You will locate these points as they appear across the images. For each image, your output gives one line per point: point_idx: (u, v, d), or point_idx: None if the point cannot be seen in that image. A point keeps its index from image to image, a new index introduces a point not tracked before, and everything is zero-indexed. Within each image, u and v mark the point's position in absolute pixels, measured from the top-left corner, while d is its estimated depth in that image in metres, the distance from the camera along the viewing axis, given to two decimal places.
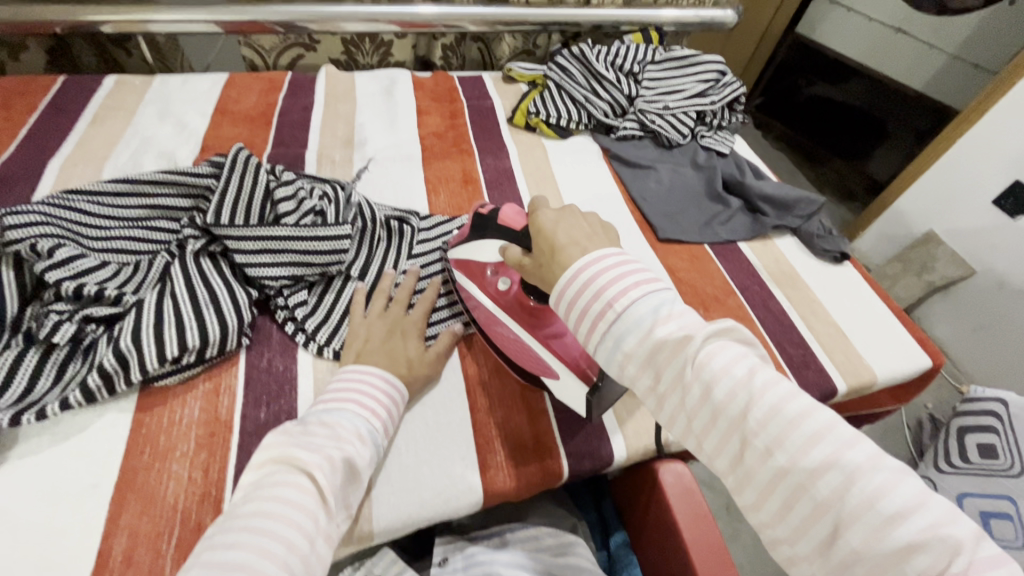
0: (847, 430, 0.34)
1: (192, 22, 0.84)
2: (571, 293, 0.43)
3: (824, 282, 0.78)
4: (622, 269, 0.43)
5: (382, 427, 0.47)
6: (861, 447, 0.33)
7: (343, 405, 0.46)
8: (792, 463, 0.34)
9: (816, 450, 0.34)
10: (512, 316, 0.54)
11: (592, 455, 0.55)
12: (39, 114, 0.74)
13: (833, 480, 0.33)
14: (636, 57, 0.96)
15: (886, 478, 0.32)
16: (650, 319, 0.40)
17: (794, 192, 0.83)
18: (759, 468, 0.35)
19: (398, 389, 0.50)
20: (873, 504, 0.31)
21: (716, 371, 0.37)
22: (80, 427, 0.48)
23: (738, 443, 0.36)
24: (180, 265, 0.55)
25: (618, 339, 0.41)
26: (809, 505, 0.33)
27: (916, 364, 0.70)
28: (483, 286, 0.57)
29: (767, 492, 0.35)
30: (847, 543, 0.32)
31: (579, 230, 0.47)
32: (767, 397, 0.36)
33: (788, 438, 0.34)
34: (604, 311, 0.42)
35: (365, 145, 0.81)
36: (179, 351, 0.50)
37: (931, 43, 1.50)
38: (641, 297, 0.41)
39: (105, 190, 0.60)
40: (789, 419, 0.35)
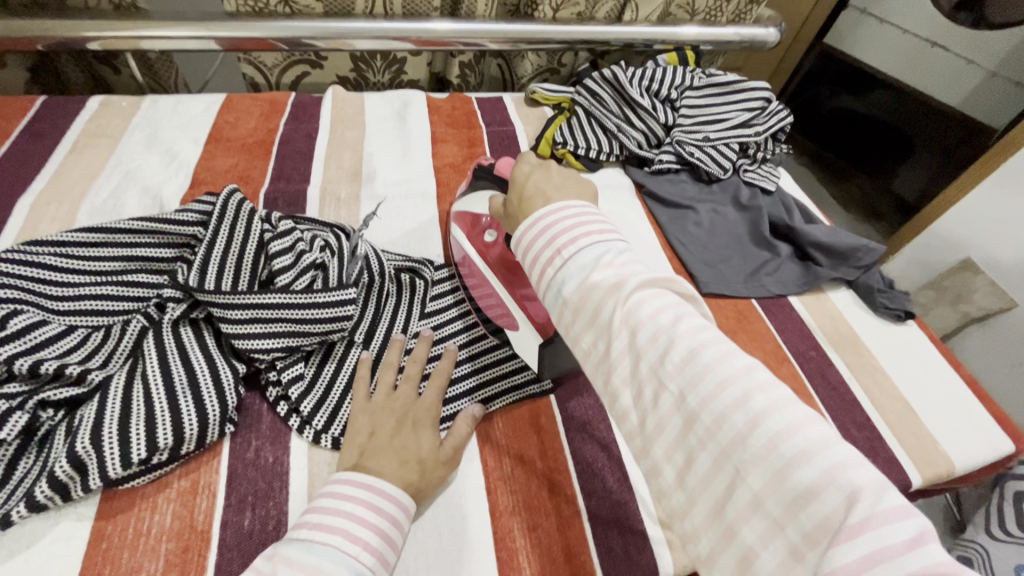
0: (765, 377, 0.31)
1: (187, 39, 0.76)
2: (528, 238, 0.43)
3: (886, 345, 0.69)
4: (578, 217, 0.42)
5: (378, 562, 0.37)
6: (774, 392, 0.31)
7: (328, 539, 0.36)
8: (703, 407, 0.31)
9: (729, 395, 0.31)
10: (490, 267, 0.58)
11: (635, 573, 0.46)
12: (12, 141, 0.67)
13: (743, 423, 0.30)
14: (673, 82, 0.88)
15: (792, 419, 0.29)
16: (591, 264, 0.38)
17: (852, 240, 0.74)
18: (671, 415, 0.32)
19: (402, 505, 0.41)
20: (776, 447, 0.29)
21: (642, 316, 0.35)
22: (27, 542, 0.40)
23: (654, 390, 0.33)
24: (156, 338, 0.47)
25: (558, 284, 0.39)
26: (715, 452, 0.30)
27: (998, 450, 0.61)
28: (473, 237, 0.62)
29: (676, 441, 0.32)
30: (749, 489, 0.29)
31: (551, 181, 0.48)
32: (688, 341, 0.33)
33: (703, 382, 0.32)
34: (552, 258, 0.40)
35: (373, 180, 0.73)
36: (147, 452, 0.42)
37: (971, 59, 1.42)
38: (589, 245, 0.39)
39: (73, 240, 0.51)
40: (705, 363, 0.32)
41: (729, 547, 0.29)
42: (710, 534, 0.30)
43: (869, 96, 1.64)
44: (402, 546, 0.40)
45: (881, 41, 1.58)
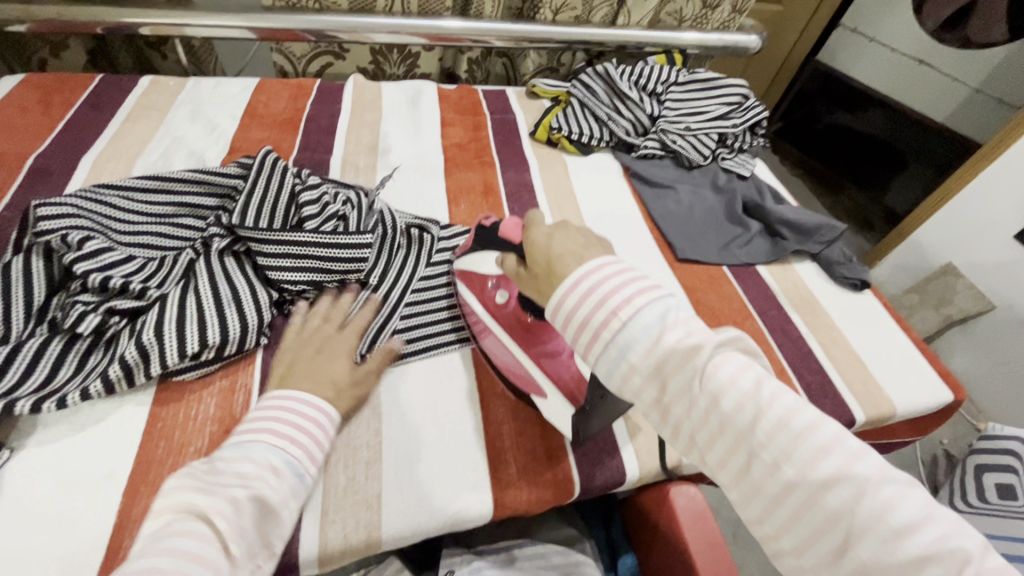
0: (855, 442, 0.34)
1: (228, 28, 0.86)
2: (569, 303, 0.43)
3: (844, 309, 0.76)
4: (620, 274, 0.43)
5: (306, 455, 0.44)
6: (869, 459, 0.33)
7: (256, 437, 0.43)
8: (801, 476, 0.34)
9: (826, 463, 0.33)
10: (510, 332, 0.56)
11: (604, 471, 0.54)
12: (75, 110, 0.76)
13: (844, 492, 0.32)
14: (660, 78, 0.97)
15: (893, 489, 0.32)
16: (657, 325, 0.40)
17: (816, 217, 0.82)
18: (767, 481, 0.35)
19: (325, 413, 0.48)
20: (884, 516, 0.31)
21: (724, 384, 0.37)
22: (97, 418, 0.49)
23: (746, 454, 0.36)
24: (206, 262, 0.56)
25: (621, 350, 0.40)
26: (819, 519, 0.33)
27: (938, 398, 0.68)
28: (481, 297, 0.58)
29: (774, 505, 0.34)
30: (856, 555, 0.31)
31: (574, 242, 0.47)
32: (775, 409, 0.36)
33: (796, 451, 0.34)
34: (607, 320, 0.41)
35: (388, 154, 0.82)
36: (199, 347, 0.50)
37: (956, 77, 1.47)
38: (646, 304, 0.41)
39: (134, 186, 0.61)
40: (797, 432, 0.35)
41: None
42: None
43: (864, 113, 1.71)
44: (325, 444, 0.47)
45: (871, 60, 1.66)
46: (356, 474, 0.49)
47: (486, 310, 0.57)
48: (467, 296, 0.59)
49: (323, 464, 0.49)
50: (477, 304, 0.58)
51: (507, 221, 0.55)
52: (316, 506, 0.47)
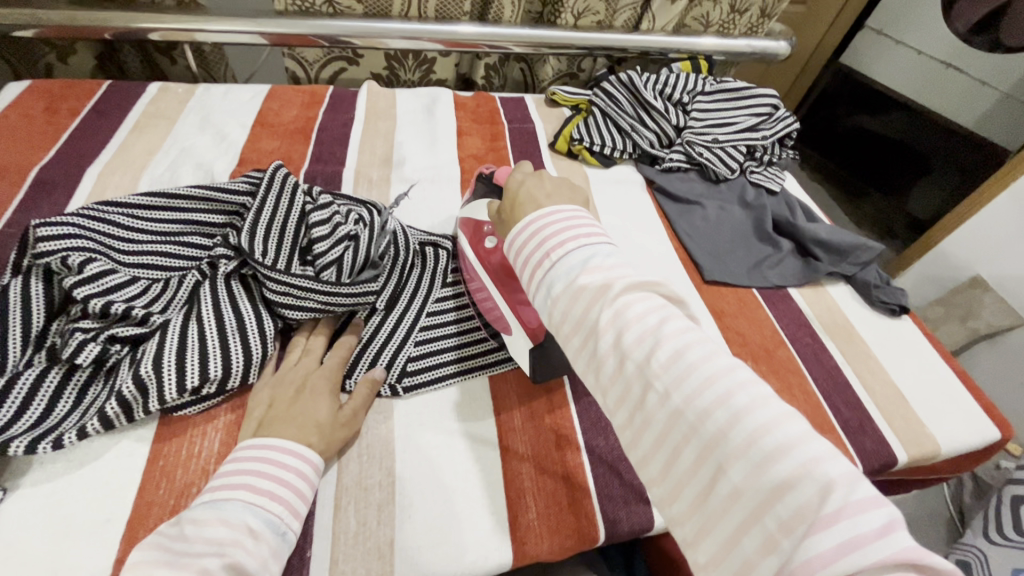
0: (745, 374, 0.33)
1: (239, 33, 0.84)
2: (520, 240, 0.44)
3: (882, 336, 0.72)
4: (565, 219, 0.43)
5: (287, 510, 0.41)
6: (756, 390, 0.32)
7: (233, 494, 0.39)
8: (686, 404, 0.32)
9: (710, 392, 0.32)
10: (491, 275, 0.58)
11: (631, 518, 0.50)
12: (81, 118, 0.74)
13: (724, 419, 0.31)
14: (686, 87, 0.93)
15: (773, 417, 0.30)
16: (579, 265, 0.39)
17: (851, 238, 0.78)
18: (657, 412, 0.33)
19: (308, 462, 0.44)
20: (756, 442, 0.30)
21: (629, 318, 0.36)
22: (96, 454, 0.46)
23: (640, 389, 0.34)
24: (211, 287, 0.53)
25: (548, 285, 0.40)
26: (698, 447, 0.32)
27: (984, 435, 0.64)
28: (474, 244, 0.62)
29: (661, 437, 0.33)
30: (730, 483, 0.30)
31: (543, 188, 0.49)
32: (673, 342, 0.34)
33: (686, 381, 0.33)
34: (542, 259, 0.42)
35: (403, 166, 0.79)
36: (199, 381, 0.47)
37: (986, 80, 1.43)
38: (577, 247, 0.41)
39: (140, 204, 0.58)
40: (688, 363, 0.33)
41: (709, 532, 0.31)
42: (694, 518, 0.32)
43: (886, 116, 1.63)
44: (309, 496, 0.43)
45: (894, 64, 1.60)
46: (368, 519, 0.46)
47: (476, 256, 0.61)
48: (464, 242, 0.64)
49: (332, 508, 0.46)
50: (469, 250, 0.62)
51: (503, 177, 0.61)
52: (324, 555, 0.44)
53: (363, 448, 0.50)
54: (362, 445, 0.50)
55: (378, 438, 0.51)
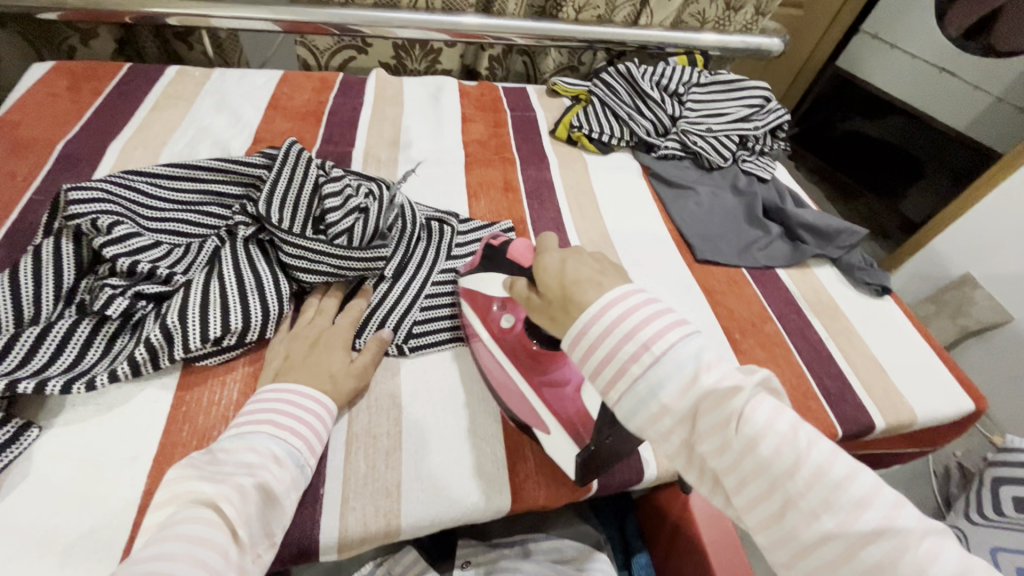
0: (889, 490, 0.33)
1: (254, 20, 0.87)
2: (593, 332, 0.39)
3: (865, 315, 0.76)
4: (647, 305, 0.39)
5: (306, 446, 0.46)
6: (905, 509, 0.32)
7: (258, 427, 0.44)
8: (840, 526, 0.32)
9: (866, 514, 0.32)
10: (511, 359, 0.53)
11: (622, 468, 0.53)
12: (103, 97, 0.78)
13: (886, 547, 0.31)
14: (682, 79, 0.97)
15: (927, 541, 0.31)
16: (691, 365, 0.36)
17: (837, 222, 0.81)
18: (803, 530, 0.33)
19: (325, 406, 0.49)
20: (917, 567, 0.30)
21: (762, 428, 0.34)
22: (124, 400, 0.49)
23: (781, 500, 0.34)
24: (231, 249, 0.56)
25: (650, 389, 0.37)
26: (854, 570, 0.31)
27: (959, 406, 0.67)
28: (486, 320, 0.55)
29: (806, 554, 0.33)
30: None
31: (589, 266, 0.43)
32: (813, 456, 0.34)
33: (835, 500, 0.32)
34: (637, 354, 0.37)
35: (410, 148, 0.82)
36: (221, 332, 0.51)
37: (978, 85, 1.43)
38: (679, 341, 0.37)
39: (162, 173, 0.61)
40: (835, 481, 0.33)
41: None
42: None
43: (885, 120, 1.68)
44: (324, 436, 0.48)
45: (889, 67, 1.62)
46: (377, 462, 0.49)
47: (490, 335, 0.55)
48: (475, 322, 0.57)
49: (344, 452, 0.50)
50: (479, 325, 0.56)
51: (517, 243, 0.53)
52: (337, 492, 0.47)
53: (372, 400, 0.54)
54: (371, 398, 0.54)
55: (386, 392, 0.55)
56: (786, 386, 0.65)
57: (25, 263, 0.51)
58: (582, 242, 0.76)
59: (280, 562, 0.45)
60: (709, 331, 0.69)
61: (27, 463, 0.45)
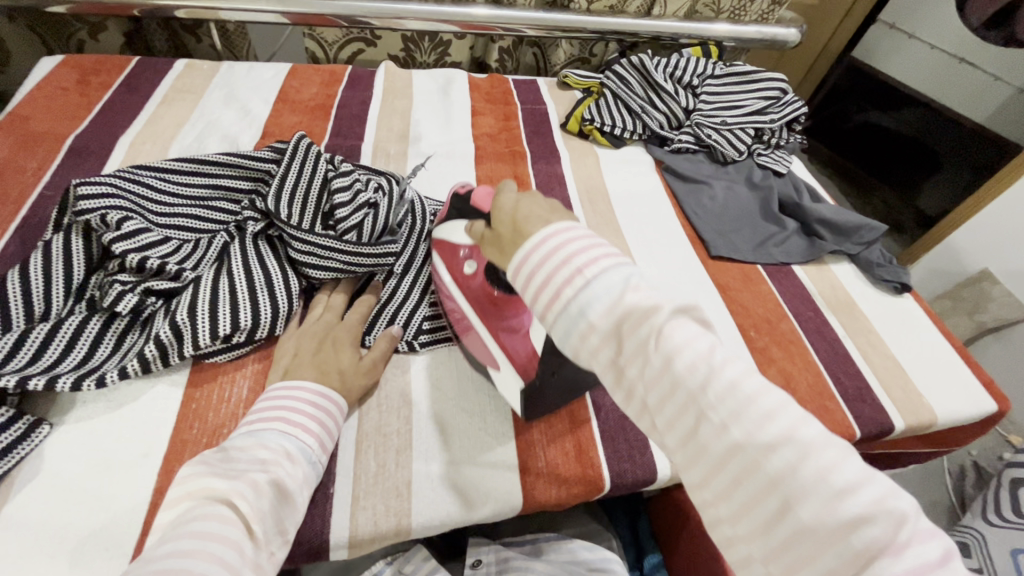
0: (798, 406, 0.31)
1: (262, 12, 0.86)
2: (534, 260, 0.38)
3: (883, 312, 0.74)
4: (589, 236, 0.38)
5: (318, 443, 0.45)
6: (813, 423, 0.30)
7: (269, 425, 0.44)
8: (748, 438, 0.30)
9: (772, 425, 0.30)
10: (473, 304, 0.54)
11: (635, 468, 0.52)
12: (112, 91, 0.77)
13: (787, 455, 0.29)
14: (696, 70, 0.95)
15: (836, 453, 0.29)
16: (620, 287, 0.35)
17: (856, 217, 0.79)
18: (712, 443, 0.31)
19: (335, 402, 0.48)
20: (825, 478, 0.29)
21: (678, 345, 0.33)
22: (133, 397, 0.49)
23: (694, 416, 0.32)
24: (240, 245, 0.56)
25: (581, 308, 0.35)
26: (761, 480, 0.30)
27: (981, 407, 0.66)
28: (452, 266, 0.55)
29: (716, 468, 0.31)
30: (797, 518, 0.29)
31: (541, 206, 0.43)
32: (727, 372, 0.32)
33: (744, 413, 0.31)
34: (570, 278, 0.36)
35: (419, 142, 0.81)
36: (230, 329, 0.50)
37: (999, 76, 1.41)
38: (612, 267, 0.36)
39: (172, 168, 0.61)
40: (746, 395, 0.31)
41: (772, 568, 0.29)
42: (755, 545, 0.30)
43: (898, 112, 1.63)
44: (335, 432, 0.48)
45: (907, 58, 1.60)
46: (387, 462, 0.49)
47: (454, 280, 0.55)
48: (440, 265, 0.57)
49: (354, 451, 0.49)
50: (443, 268, 0.56)
51: (479, 191, 0.53)
52: (347, 492, 0.47)
53: (382, 398, 0.53)
54: (381, 396, 0.53)
55: (397, 390, 0.54)
56: (803, 386, 0.64)
57: (35, 259, 0.51)
58: None
59: (290, 561, 0.45)
60: (723, 329, 0.68)
61: (39, 460, 0.45)
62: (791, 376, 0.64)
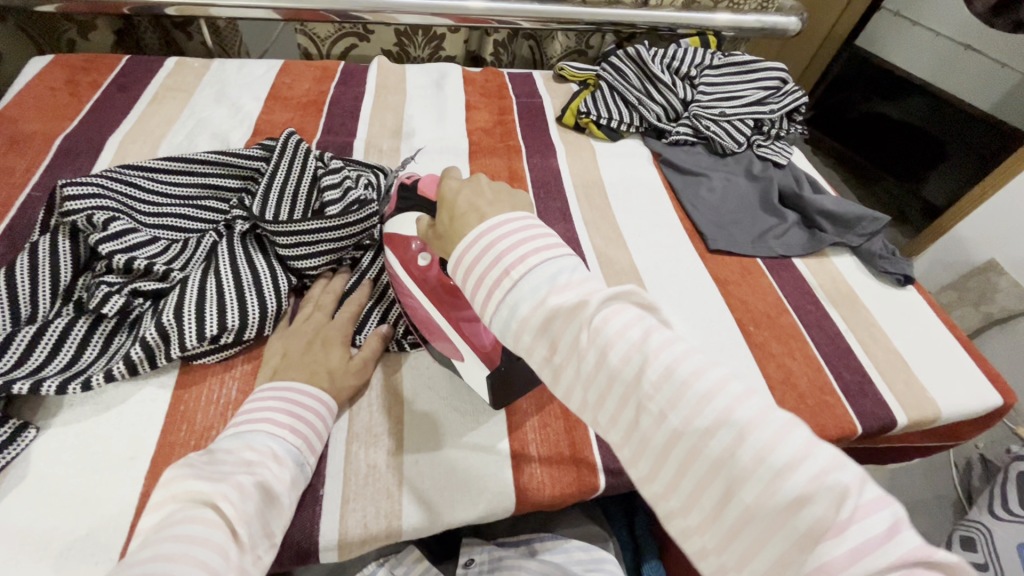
0: (740, 384, 0.29)
1: (253, 8, 0.85)
2: (470, 258, 0.38)
3: (885, 305, 0.72)
4: (522, 232, 0.37)
5: (306, 444, 0.45)
6: (755, 401, 0.29)
7: (256, 426, 0.43)
8: (685, 425, 0.29)
9: (710, 408, 0.29)
10: (429, 295, 0.51)
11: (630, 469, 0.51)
12: (103, 90, 0.77)
13: (727, 437, 0.28)
14: (694, 61, 0.93)
15: (777, 427, 0.27)
16: (546, 287, 0.34)
17: (856, 209, 0.78)
18: (653, 433, 0.30)
19: (324, 403, 0.48)
20: (765, 459, 0.27)
21: (609, 334, 0.32)
22: (121, 399, 0.49)
23: (634, 408, 0.31)
24: (228, 245, 0.55)
25: (511, 308, 0.35)
26: (704, 467, 0.28)
27: (986, 401, 0.64)
28: (404, 258, 0.52)
29: (661, 461, 0.30)
30: (741, 502, 0.27)
31: (482, 197, 0.41)
32: (662, 356, 0.31)
33: (682, 398, 0.29)
34: (500, 278, 0.36)
35: (412, 137, 0.80)
36: (217, 330, 0.50)
37: (1005, 63, 1.39)
38: (540, 263, 0.35)
39: (159, 167, 0.60)
40: (682, 379, 0.30)
41: (728, 557, 0.28)
42: (707, 533, 0.29)
43: (906, 101, 1.58)
44: (324, 433, 0.47)
45: (912, 44, 1.57)
46: (378, 462, 0.48)
47: (408, 274, 0.52)
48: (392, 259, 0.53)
49: (344, 452, 0.48)
50: (399, 267, 0.53)
51: (426, 178, 0.50)
52: (336, 494, 0.46)
53: (373, 398, 0.52)
54: (372, 395, 0.53)
55: (388, 389, 0.53)
56: (804, 381, 0.62)
57: (21, 261, 0.50)
58: (589, 233, 0.73)
59: (279, 564, 0.44)
60: (722, 324, 0.66)
61: (24, 465, 0.44)
62: (791, 372, 0.63)
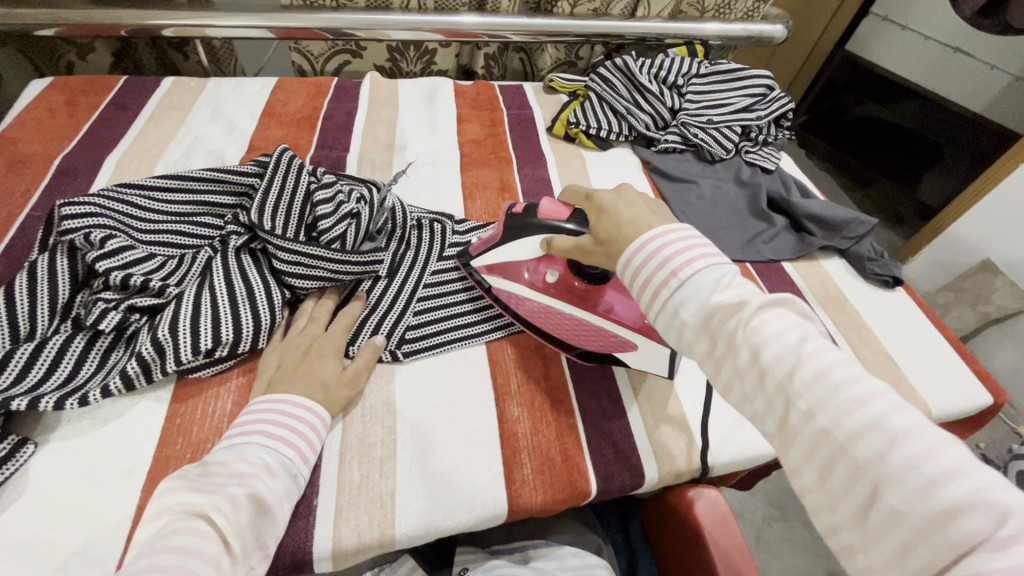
0: (898, 396, 0.31)
1: (247, 28, 0.87)
2: (636, 262, 0.43)
3: (875, 307, 0.73)
4: (688, 240, 0.42)
5: (299, 456, 0.45)
6: (913, 413, 0.30)
7: (249, 439, 0.44)
8: (832, 424, 0.31)
9: (862, 412, 0.31)
10: (563, 300, 0.56)
11: (621, 476, 0.52)
12: (100, 111, 0.78)
13: (876, 441, 0.30)
14: (681, 70, 0.94)
15: (934, 441, 0.29)
16: (710, 288, 0.39)
17: (844, 212, 0.79)
18: (801, 429, 0.33)
19: (318, 415, 0.48)
20: (918, 466, 0.28)
21: (765, 336, 0.35)
22: (117, 414, 0.50)
23: (783, 404, 0.34)
24: (222, 259, 0.56)
25: (675, 307, 0.40)
26: (849, 466, 0.30)
27: (976, 401, 0.65)
28: (529, 278, 0.58)
29: (808, 456, 0.32)
30: (887, 505, 0.29)
31: (640, 208, 0.47)
32: (816, 361, 0.33)
33: (833, 399, 0.32)
34: (667, 279, 0.40)
35: (404, 150, 0.82)
36: (212, 343, 0.51)
37: (995, 64, 1.41)
38: (706, 267, 0.40)
39: (154, 185, 0.61)
40: (835, 382, 0.32)
41: (874, 557, 0.29)
42: (854, 531, 0.30)
43: (897, 104, 1.61)
44: (318, 445, 0.48)
45: (902, 48, 1.58)
46: (371, 472, 0.49)
47: (536, 290, 0.58)
48: (509, 286, 0.59)
49: (337, 462, 0.49)
50: (516, 287, 0.59)
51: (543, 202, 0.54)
52: (330, 504, 0.47)
53: (366, 409, 0.53)
54: (366, 405, 0.53)
55: (381, 400, 0.54)
56: None
57: (20, 280, 0.51)
58: None
59: None
60: None
61: (23, 479, 0.45)
62: None
